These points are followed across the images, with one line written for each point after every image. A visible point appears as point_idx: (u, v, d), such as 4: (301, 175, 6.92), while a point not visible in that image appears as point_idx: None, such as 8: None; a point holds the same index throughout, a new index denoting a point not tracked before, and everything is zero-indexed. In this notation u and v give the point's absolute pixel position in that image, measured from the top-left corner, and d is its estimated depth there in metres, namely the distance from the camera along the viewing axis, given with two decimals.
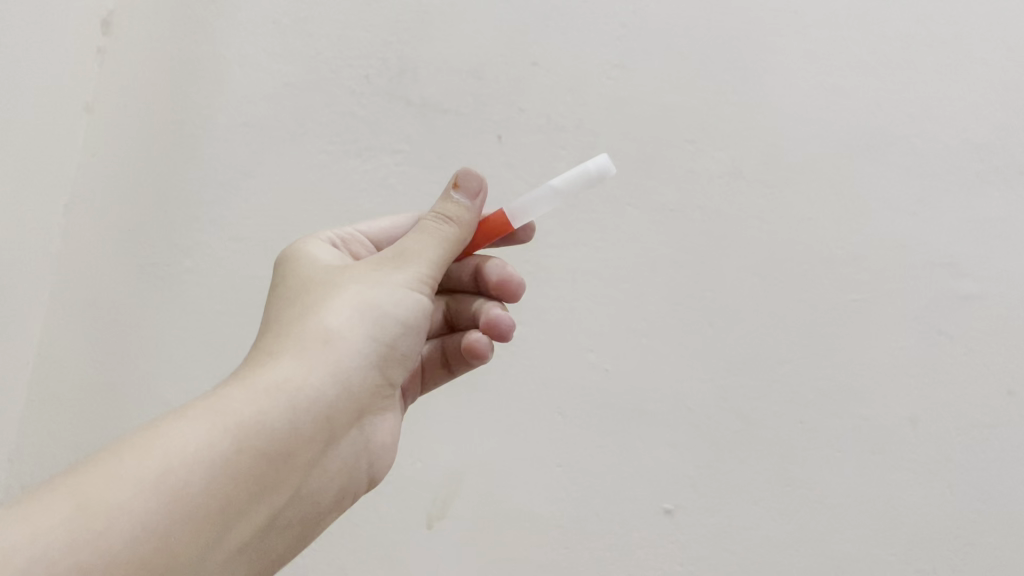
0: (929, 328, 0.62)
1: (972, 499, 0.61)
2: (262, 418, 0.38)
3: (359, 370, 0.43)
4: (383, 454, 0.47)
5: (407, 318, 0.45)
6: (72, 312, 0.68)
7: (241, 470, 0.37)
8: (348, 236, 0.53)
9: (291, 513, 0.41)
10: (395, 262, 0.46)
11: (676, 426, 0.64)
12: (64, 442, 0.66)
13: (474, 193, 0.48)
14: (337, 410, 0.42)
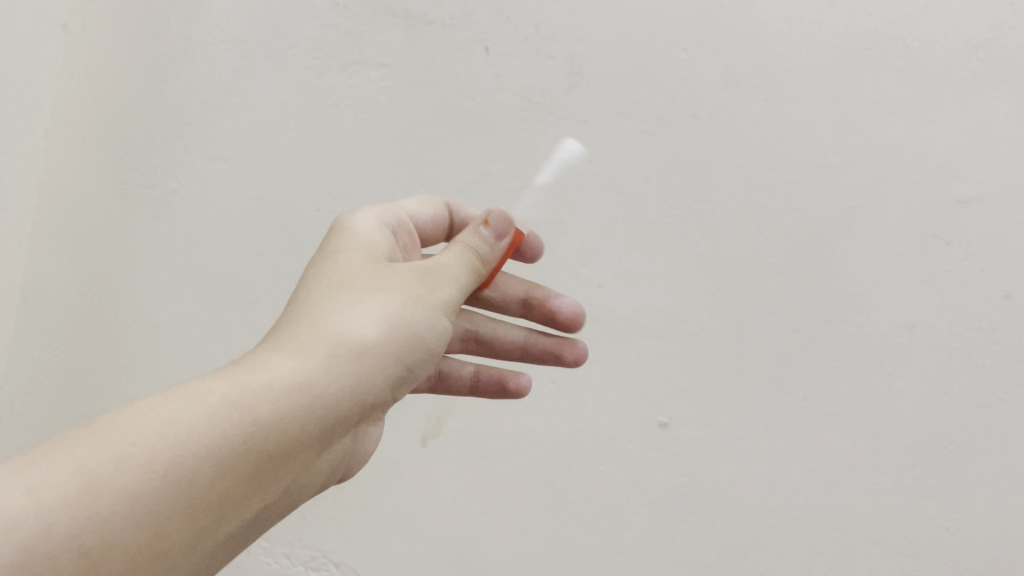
0: (926, 234, 0.60)
1: (969, 406, 0.60)
2: (287, 422, 0.34)
3: (386, 385, 0.39)
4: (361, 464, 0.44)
5: (441, 337, 0.41)
6: (62, 232, 0.72)
7: (245, 478, 0.33)
8: (403, 221, 0.50)
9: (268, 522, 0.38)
10: (444, 271, 0.42)
11: (670, 339, 0.64)
12: (63, 351, 0.73)
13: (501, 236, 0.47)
14: (352, 421, 0.38)
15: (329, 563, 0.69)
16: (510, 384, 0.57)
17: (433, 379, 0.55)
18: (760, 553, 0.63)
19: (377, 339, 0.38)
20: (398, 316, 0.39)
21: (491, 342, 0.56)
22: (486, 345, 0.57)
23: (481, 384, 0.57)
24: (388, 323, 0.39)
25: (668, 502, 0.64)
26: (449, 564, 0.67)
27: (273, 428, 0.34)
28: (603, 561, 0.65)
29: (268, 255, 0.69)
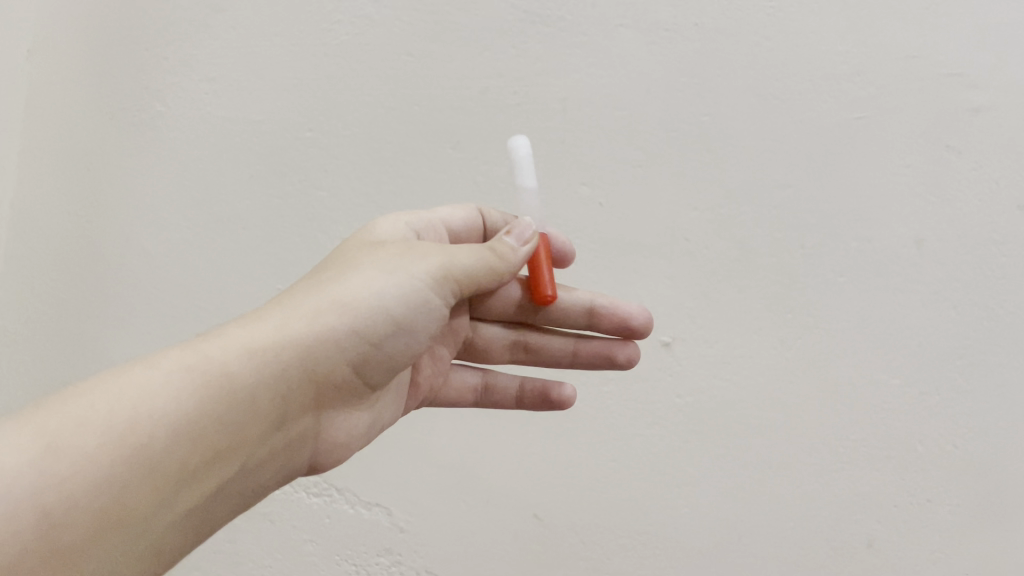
0: (937, 144, 0.58)
1: (978, 320, 0.59)
2: (234, 390, 0.38)
3: (339, 360, 0.42)
4: (336, 445, 0.46)
5: (406, 317, 0.43)
6: (45, 156, 0.71)
7: (199, 440, 0.36)
8: (432, 227, 0.51)
9: (233, 491, 0.40)
10: (418, 254, 0.44)
11: (674, 258, 0.62)
12: (50, 283, 0.70)
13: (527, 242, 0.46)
14: (303, 390, 0.41)
15: (332, 488, 0.68)
16: (555, 393, 0.55)
17: (478, 392, 0.56)
18: (766, 472, 0.62)
19: (337, 310, 0.41)
20: (362, 292, 0.42)
21: (538, 352, 0.56)
22: (535, 355, 0.56)
23: (526, 395, 0.56)
24: (344, 304, 0.41)
25: (673, 422, 0.63)
26: (451, 488, 0.66)
27: (224, 393, 0.38)
28: (607, 484, 0.64)
29: (256, 178, 0.67)
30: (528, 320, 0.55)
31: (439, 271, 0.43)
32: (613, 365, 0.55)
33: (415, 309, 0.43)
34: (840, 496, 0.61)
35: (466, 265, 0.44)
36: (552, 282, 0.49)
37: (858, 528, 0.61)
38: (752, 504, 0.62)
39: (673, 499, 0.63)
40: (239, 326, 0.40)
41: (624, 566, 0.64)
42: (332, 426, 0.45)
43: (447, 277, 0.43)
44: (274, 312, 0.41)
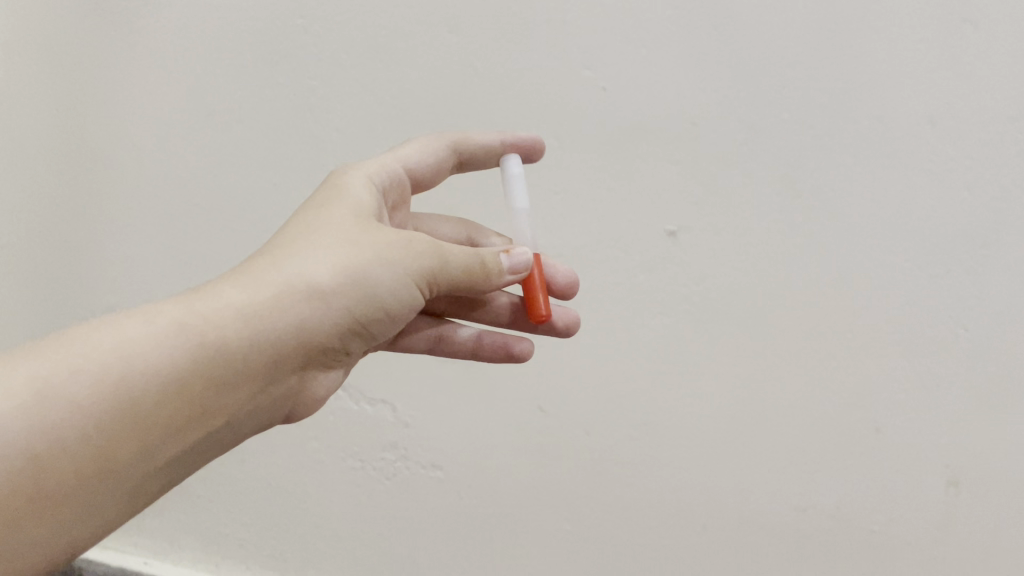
0: (953, 14, 0.55)
1: (992, 199, 0.56)
2: (228, 354, 0.37)
3: (330, 333, 0.41)
4: (308, 398, 0.47)
5: (397, 302, 0.43)
6: (33, 53, 0.69)
7: (188, 400, 0.36)
8: (393, 175, 0.51)
9: (211, 440, 0.40)
10: (417, 244, 0.43)
11: (678, 143, 0.60)
12: (50, 181, 0.71)
13: (514, 273, 0.49)
14: (293, 356, 0.41)
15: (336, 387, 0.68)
16: (515, 349, 0.56)
17: (434, 340, 0.56)
18: (770, 360, 0.61)
19: (332, 283, 0.40)
20: (360, 268, 0.41)
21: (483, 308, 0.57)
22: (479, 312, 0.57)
23: (484, 349, 0.56)
24: (345, 275, 0.40)
25: (677, 312, 0.62)
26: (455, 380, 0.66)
27: (219, 356, 0.37)
28: (610, 376, 0.64)
29: (248, 70, 0.65)
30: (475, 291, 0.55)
31: (435, 268, 0.44)
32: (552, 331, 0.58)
33: (403, 296, 0.43)
34: (845, 382, 0.61)
35: (450, 270, 0.44)
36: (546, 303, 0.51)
37: (862, 414, 0.60)
38: (755, 392, 0.62)
39: (677, 388, 0.63)
40: (236, 283, 0.39)
41: (627, 456, 0.64)
42: (309, 383, 0.46)
43: (438, 277, 0.44)
44: (270, 268, 0.40)
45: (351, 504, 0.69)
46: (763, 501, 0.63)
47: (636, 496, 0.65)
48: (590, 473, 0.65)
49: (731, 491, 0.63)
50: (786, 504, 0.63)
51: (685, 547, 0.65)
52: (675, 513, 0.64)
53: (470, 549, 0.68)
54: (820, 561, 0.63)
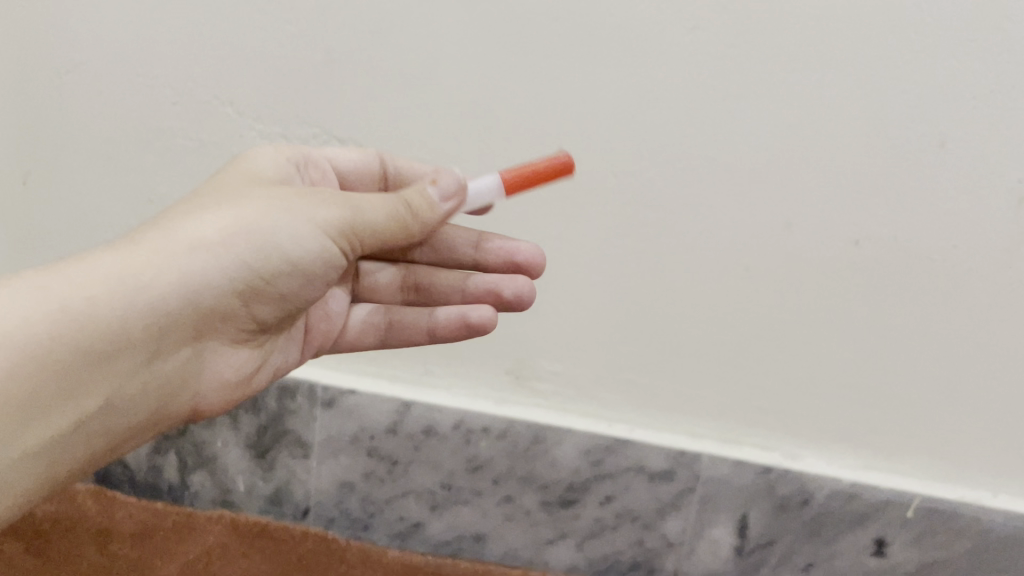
0: None
1: None
2: (96, 319, 0.36)
3: (224, 295, 0.41)
4: (209, 384, 0.45)
5: (303, 258, 0.41)
6: None
7: (60, 369, 0.35)
8: (313, 162, 0.49)
9: (95, 423, 0.39)
10: (320, 196, 0.41)
11: None
12: None
13: (449, 200, 0.43)
14: (179, 328, 0.40)
15: (333, 140, 0.59)
16: (472, 316, 0.51)
17: (382, 331, 0.53)
18: (827, 73, 0.52)
19: (214, 245, 0.39)
20: (250, 227, 0.40)
21: (431, 290, 0.53)
22: (429, 294, 0.54)
23: (439, 332, 0.51)
24: (235, 232, 0.40)
25: (719, 25, 0.51)
26: (464, 127, 0.57)
27: (83, 329, 0.36)
28: (642, 111, 0.54)
29: None
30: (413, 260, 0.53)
31: (347, 218, 0.41)
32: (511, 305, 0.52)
33: (312, 252, 0.41)
34: (911, 93, 0.51)
35: (371, 220, 0.41)
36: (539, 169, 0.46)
37: (928, 128, 0.52)
38: (810, 111, 0.53)
39: (719, 116, 0.54)
40: (112, 251, 0.38)
41: (659, 197, 0.57)
42: (207, 362, 0.44)
43: (350, 230, 0.41)
44: (155, 235, 0.39)
45: None
46: (817, 234, 0.56)
47: (670, 241, 0.58)
48: (619, 219, 0.58)
49: (777, 227, 0.56)
50: (841, 236, 0.56)
51: (726, 292, 0.59)
52: (715, 256, 0.58)
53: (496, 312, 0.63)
54: (875, 299, 0.57)
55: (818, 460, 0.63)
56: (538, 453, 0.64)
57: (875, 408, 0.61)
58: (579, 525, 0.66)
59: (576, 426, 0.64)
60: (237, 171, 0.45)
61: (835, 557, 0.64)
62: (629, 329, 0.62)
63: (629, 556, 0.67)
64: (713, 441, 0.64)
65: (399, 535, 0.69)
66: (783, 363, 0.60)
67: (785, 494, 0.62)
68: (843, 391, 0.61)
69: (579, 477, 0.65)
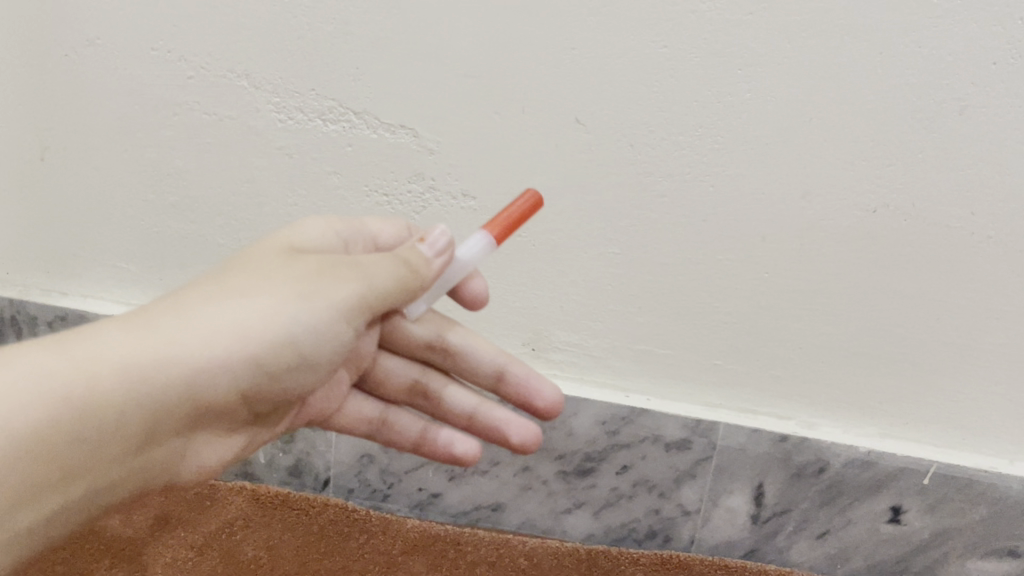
0: None
1: None
2: (101, 403, 0.33)
3: (231, 384, 0.38)
4: (190, 469, 0.42)
5: (317, 346, 0.39)
6: None
7: (57, 457, 0.32)
8: (355, 237, 0.48)
9: (79, 509, 0.35)
10: (339, 275, 0.39)
11: None
12: None
13: (440, 254, 0.42)
14: (178, 415, 0.37)
15: (349, 112, 0.59)
16: (458, 448, 0.50)
17: (374, 424, 0.51)
18: (845, 39, 0.51)
19: (238, 330, 0.37)
20: (275, 315, 0.38)
21: (435, 401, 0.50)
22: (433, 404, 0.51)
23: (426, 445, 0.51)
24: (260, 318, 0.37)
25: None
26: (478, 98, 0.57)
27: (87, 411, 0.33)
28: (656, 78, 0.54)
29: None
30: (427, 364, 0.50)
31: (365, 300, 0.39)
32: (507, 445, 0.50)
33: (327, 338, 0.39)
34: (932, 58, 0.51)
35: (382, 288, 0.40)
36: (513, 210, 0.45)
37: (948, 94, 0.52)
38: (830, 77, 0.52)
39: (733, 83, 0.53)
40: (124, 327, 0.35)
41: (675, 168, 0.57)
42: (191, 448, 0.41)
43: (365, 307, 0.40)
44: (167, 315, 0.36)
45: None
46: (833, 203, 0.56)
47: (687, 211, 0.58)
48: (635, 189, 0.58)
49: (794, 195, 0.56)
50: (857, 205, 0.56)
51: (743, 262, 0.59)
52: (733, 225, 0.58)
53: (512, 284, 0.63)
54: (891, 267, 0.57)
55: (834, 429, 0.63)
56: (555, 423, 0.65)
57: (892, 377, 0.61)
58: (595, 495, 0.67)
59: (592, 396, 0.64)
60: (263, 241, 0.42)
61: (850, 525, 0.64)
62: (644, 300, 0.62)
63: (645, 524, 0.67)
64: (729, 411, 0.64)
65: (417, 505, 0.70)
66: (799, 332, 0.61)
67: (801, 463, 0.63)
68: (860, 359, 0.61)
69: (596, 447, 0.65)
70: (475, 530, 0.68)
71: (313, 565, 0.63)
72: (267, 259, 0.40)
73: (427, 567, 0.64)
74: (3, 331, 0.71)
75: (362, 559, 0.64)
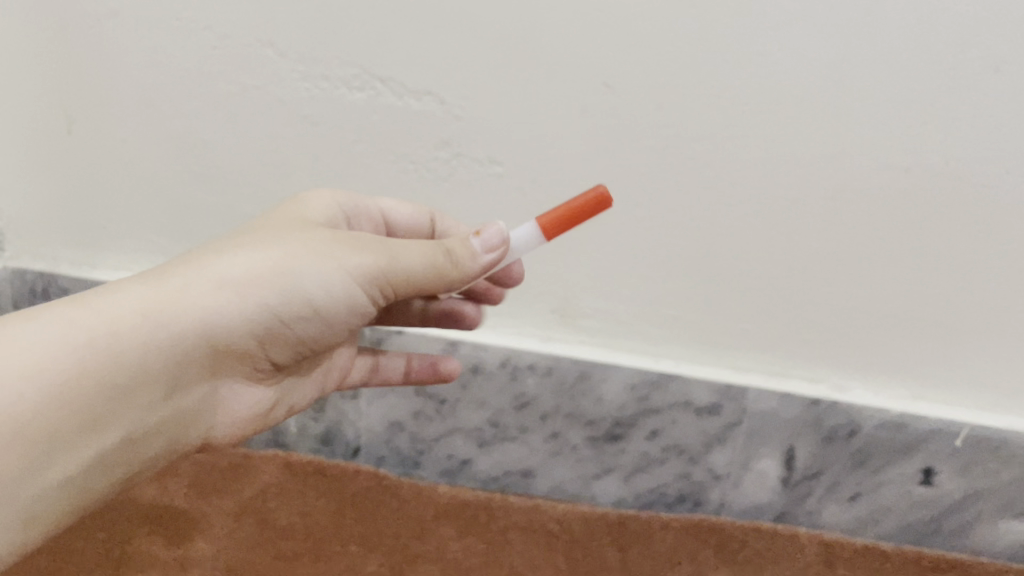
0: None
1: None
2: (139, 347, 0.38)
3: (251, 331, 0.43)
4: (222, 421, 0.47)
5: (331, 303, 0.44)
6: None
7: (107, 390, 0.37)
8: (365, 208, 0.54)
9: (126, 449, 0.40)
10: (353, 244, 0.44)
11: None
12: None
13: (491, 250, 0.46)
14: (204, 359, 0.42)
15: (375, 80, 0.58)
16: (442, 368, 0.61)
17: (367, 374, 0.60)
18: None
19: (249, 286, 0.42)
20: (285, 272, 0.42)
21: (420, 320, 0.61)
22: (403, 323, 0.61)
23: (415, 374, 0.61)
24: (268, 273, 0.42)
25: None
26: (504, 63, 0.56)
27: (129, 355, 0.38)
28: (686, 40, 0.53)
29: None
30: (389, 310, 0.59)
31: (381, 272, 0.44)
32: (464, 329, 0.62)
33: (341, 297, 0.44)
34: (969, 14, 0.50)
35: (406, 267, 0.44)
36: (581, 203, 0.47)
37: (984, 51, 0.51)
38: (864, 35, 0.51)
39: (765, 44, 0.53)
40: (154, 279, 0.40)
41: (705, 131, 0.56)
42: (219, 395, 0.46)
43: (384, 278, 0.44)
44: (186, 267, 0.41)
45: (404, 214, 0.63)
46: (866, 163, 0.55)
47: (717, 174, 0.57)
48: (665, 153, 0.57)
49: (827, 157, 0.55)
50: (891, 165, 0.55)
51: (775, 225, 0.58)
52: (765, 187, 0.57)
53: (541, 252, 0.63)
54: (924, 227, 0.57)
55: (866, 391, 0.63)
56: (584, 389, 0.65)
57: (925, 340, 0.61)
58: (625, 460, 0.67)
59: (622, 362, 0.64)
60: (279, 214, 0.48)
61: (882, 487, 0.64)
62: (674, 265, 0.61)
63: (674, 488, 0.68)
64: (759, 374, 0.64)
65: (446, 472, 0.71)
66: (831, 295, 0.60)
67: (832, 426, 0.63)
68: (892, 322, 0.60)
69: (625, 413, 0.65)
70: (505, 496, 0.68)
71: (347, 531, 0.64)
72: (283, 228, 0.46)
73: (457, 532, 0.65)
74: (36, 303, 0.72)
75: (394, 524, 0.65)
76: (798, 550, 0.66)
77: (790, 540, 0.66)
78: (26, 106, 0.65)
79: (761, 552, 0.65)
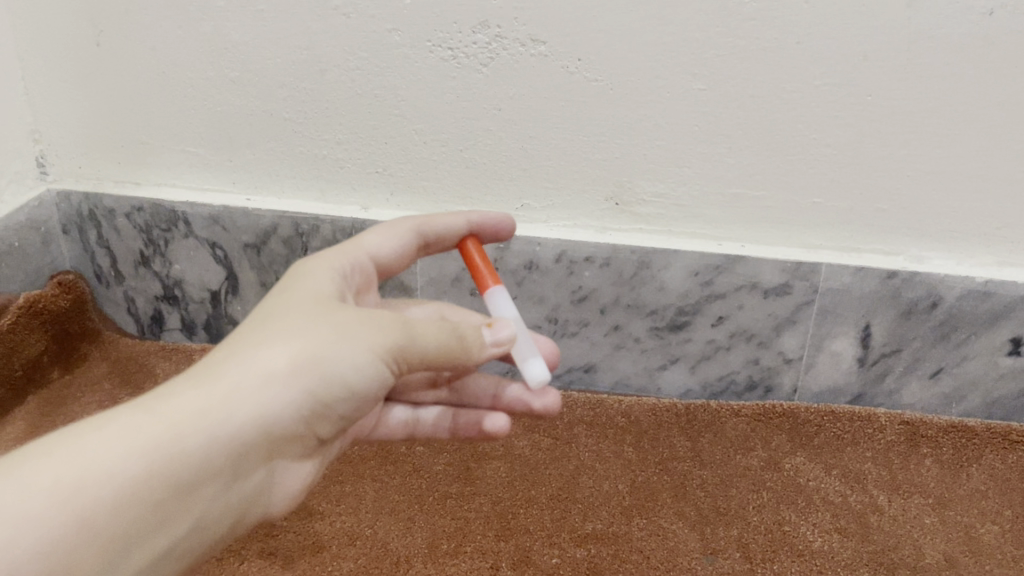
0: None
1: None
2: (188, 455, 0.33)
3: (298, 416, 0.37)
4: (278, 502, 0.40)
5: (367, 382, 0.38)
6: None
7: (147, 501, 0.32)
8: (358, 265, 0.44)
9: (183, 550, 0.35)
10: (382, 321, 0.38)
11: None
12: None
13: (500, 344, 0.42)
14: (256, 449, 0.36)
15: None
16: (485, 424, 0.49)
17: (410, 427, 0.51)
18: None
19: (289, 374, 0.36)
20: (320, 355, 0.36)
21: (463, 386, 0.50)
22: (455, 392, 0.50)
23: (460, 428, 0.50)
24: (307, 354, 0.36)
25: None
26: None
27: (178, 459, 0.33)
28: None
29: None
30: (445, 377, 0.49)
31: (407, 354, 0.38)
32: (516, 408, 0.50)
33: (375, 376, 0.38)
34: None
35: (427, 349, 0.38)
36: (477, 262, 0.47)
37: None
38: None
39: None
40: (189, 379, 0.34)
41: None
42: (278, 477, 0.39)
43: (408, 356, 0.38)
44: (223, 360, 0.35)
45: (444, 102, 0.60)
46: (943, 8, 0.50)
47: (778, 33, 0.53)
48: (719, 16, 0.53)
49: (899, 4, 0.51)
50: (970, 9, 0.50)
51: (843, 85, 0.54)
52: (831, 45, 0.53)
53: (590, 137, 0.59)
54: (1010, 76, 0.52)
55: (947, 261, 0.59)
56: (645, 278, 0.62)
57: (1011, 200, 0.56)
58: (692, 348, 0.65)
59: (682, 248, 0.61)
60: (277, 290, 0.40)
61: (966, 360, 0.61)
62: (733, 139, 0.57)
63: (744, 375, 0.65)
64: (830, 251, 0.60)
65: (509, 369, 0.70)
66: (906, 159, 0.56)
67: (911, 298, 0.59)
68: (973, 183, 0.56)
69: (689, 299, 0.63)
70: (568, 393, 0.67)
71: None
72: (305, 304, 0.38)
73: (524, 427, 0.64)
74: (83, 227, 0.71)
75: None
76: (878, 431, 0.63)
77: (868, 421, 0.63)
78: (53, 20, 0.63)
79: (839, 435, 0.63)
